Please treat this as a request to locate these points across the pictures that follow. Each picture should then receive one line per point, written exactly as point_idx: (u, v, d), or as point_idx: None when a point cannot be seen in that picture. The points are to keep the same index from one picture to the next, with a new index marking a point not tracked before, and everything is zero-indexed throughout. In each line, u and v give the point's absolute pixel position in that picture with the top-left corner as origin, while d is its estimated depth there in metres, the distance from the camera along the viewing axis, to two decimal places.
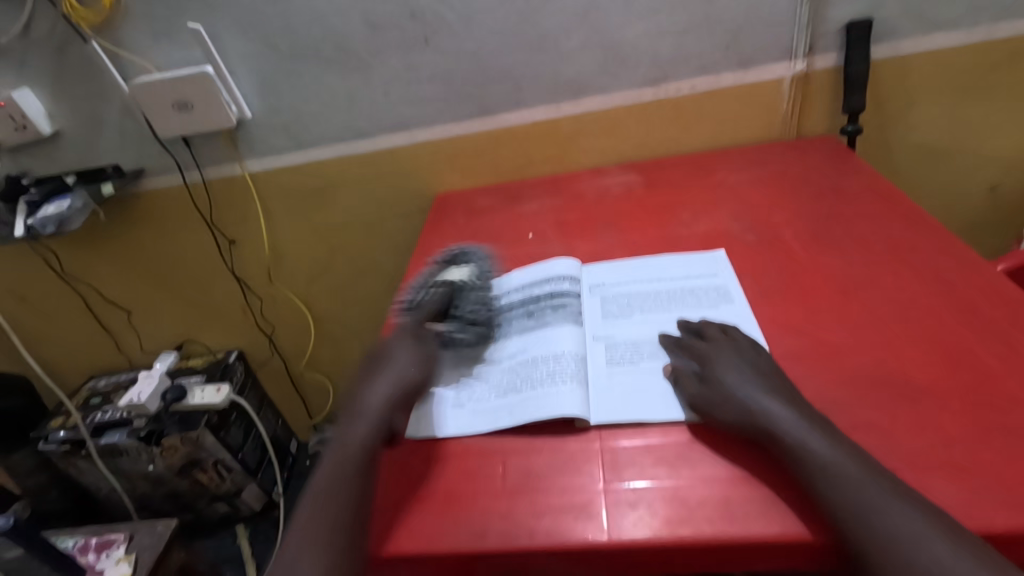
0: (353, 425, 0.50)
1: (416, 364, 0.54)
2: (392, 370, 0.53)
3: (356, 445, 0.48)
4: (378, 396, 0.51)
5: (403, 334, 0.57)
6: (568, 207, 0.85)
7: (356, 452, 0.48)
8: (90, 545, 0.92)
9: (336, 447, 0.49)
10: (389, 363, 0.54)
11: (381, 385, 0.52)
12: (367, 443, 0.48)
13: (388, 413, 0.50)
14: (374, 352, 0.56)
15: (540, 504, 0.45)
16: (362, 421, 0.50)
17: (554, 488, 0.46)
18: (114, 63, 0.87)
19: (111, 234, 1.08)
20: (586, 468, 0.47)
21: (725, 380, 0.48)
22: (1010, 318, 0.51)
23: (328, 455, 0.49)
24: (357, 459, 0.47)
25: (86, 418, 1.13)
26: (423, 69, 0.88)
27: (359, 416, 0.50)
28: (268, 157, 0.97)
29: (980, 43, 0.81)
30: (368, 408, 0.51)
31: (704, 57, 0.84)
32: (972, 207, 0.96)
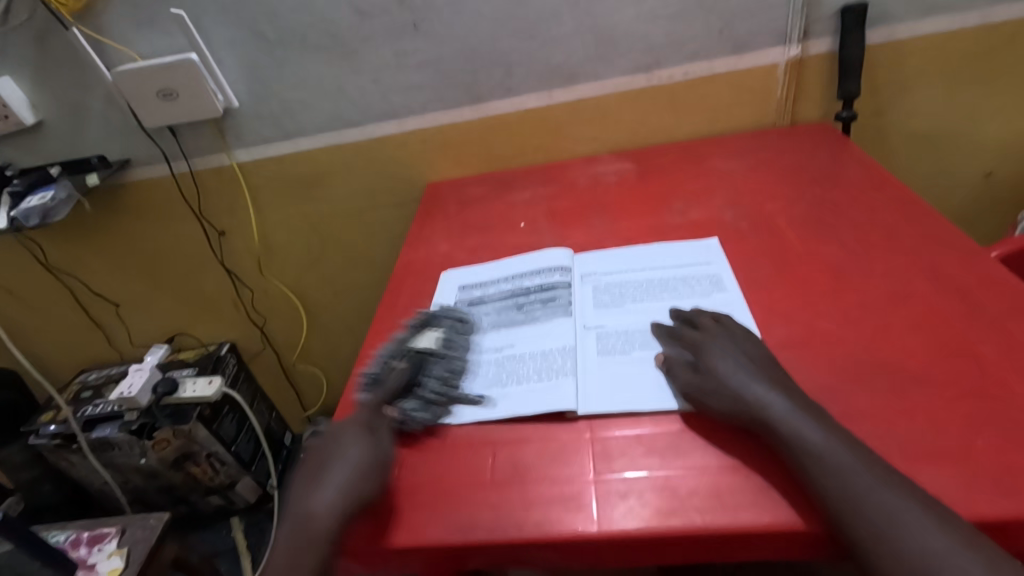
0: (314, 493, 0.45)
1: (371, 451, 0.47)
2: (350, 450, 0.47)
3: (321, 524, 0.43)
4: (342, 470, 0.45)
5: (357, 420, 0.50)
6: (561, 196, 0.84)
7: (325, 531, 0.43)
8: (82, 539, 0.91)
9: (295, 513, 0.44)
10: (347, 443, 0.47)
11: (345, 456, 0.46)
12: (333, 520, 0.43)
13: (355, 491, 0.44)
14: (329, 434, 0.49)
15: (529, 495, 0.44)
16: (323, 493, 0.44)
17: (543, 479, 0.45)
18: (96, 50, 0.86)
19: (98, 226, 1.06)
20: (576, 458, 0.46)
21: (718, 370, 0.47)
22: (1004, 305, 0.50)
23: (288, 525, 0.44)
24: (325, 539, 0.42)
25: (77, 412, 1.12)
26: (412, 56, 0.86)
27: (316, 492, 0.44)
28: (256, 147, 0.96)
29: (977, 27, 0.80)
30: (326, 485, 0.45)
31: (698, 43, 0.83)
32: (966, 194, 0.95)
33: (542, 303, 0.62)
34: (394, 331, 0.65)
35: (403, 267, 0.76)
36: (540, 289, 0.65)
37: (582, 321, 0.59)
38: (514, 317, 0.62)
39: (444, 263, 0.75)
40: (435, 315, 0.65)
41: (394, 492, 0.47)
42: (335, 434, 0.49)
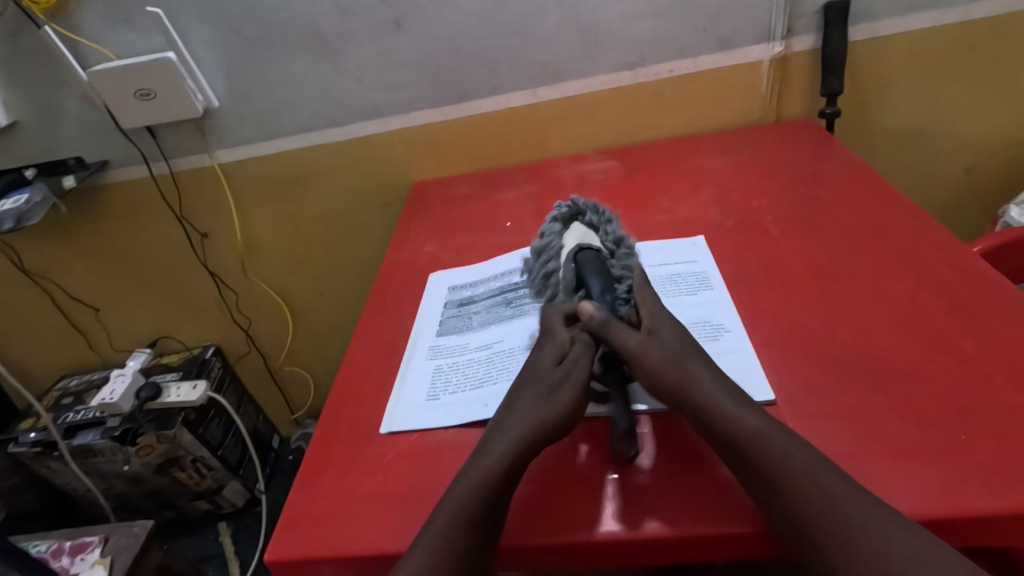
0: (478, 464, 0.43)
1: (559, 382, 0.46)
2: (531, 393, 0.47)
3: (478, 491, 0.42)
4: (511, 434, 0.44)
5: (544, 370, 0.48)
6: (547, 194, 0.84)
7: (482, 497, 0.41)
8: (64, 549, 0.90)
9: (455, 484, 0.43)
10: (530, 383, 0.47)
11: (516, 412, 0.46)
12: (494, 487, 0.42)
13: (521, 452, 0.43)
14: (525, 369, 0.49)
15: (523, 496, 0.44)
16: (486, 461, 0.43)
17: (534, 479, 0.45)
18: (70, 49, 0.84)
19: (77, 229, 1.04)
20: (567, 460, 0.46)
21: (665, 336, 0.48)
22: (985, 300, 0.51)
23: (461, 482, 0.43)
24: (474, 509, 0.41)
25: (57, 419, 1.10)
26: (395, 55, 0.85)
27: (494, 445, 0.44)
28: (238, 147, 0.94)
29: (957, 23, 0.81)
30: (500, 445, 0.44)
31: (682, 40, 0.83)
32: (949, 189, 0.96)
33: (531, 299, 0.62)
34: (379, 333, 0.64)
35: (388, 268, 0.76)
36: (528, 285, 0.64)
37: None
38: (503, 315, 0.61)
39: (430, 264, 0.74)
40: (424, 316, 0.64)
41: (381, 496, 0.46)
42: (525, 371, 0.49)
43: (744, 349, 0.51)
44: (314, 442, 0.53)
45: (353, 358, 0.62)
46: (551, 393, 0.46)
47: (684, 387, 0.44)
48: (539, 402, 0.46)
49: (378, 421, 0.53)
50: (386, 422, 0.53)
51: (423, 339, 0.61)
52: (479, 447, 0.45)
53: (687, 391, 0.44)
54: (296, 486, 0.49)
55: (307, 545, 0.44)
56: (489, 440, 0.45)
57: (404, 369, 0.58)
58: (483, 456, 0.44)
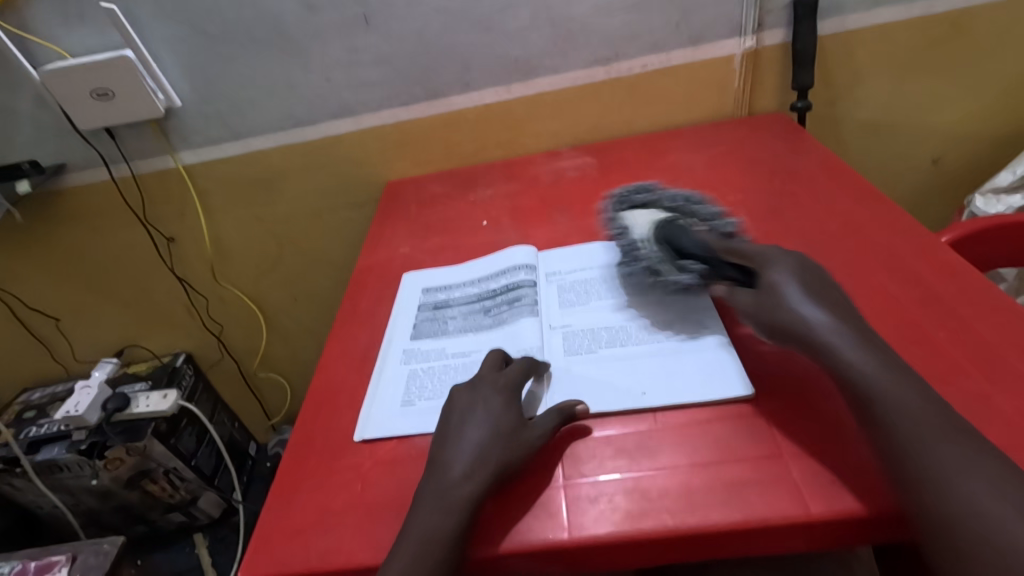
0: (428, 508, 0.41)
1: (495, 418, 0.46)
2: (469, 431, 0.45)
3: (436, 534, 0.40)
4: (458, 473, 0.43)
5: (496, 386, 0.48)
6: (524, 191, 0.83)
7: (440, 544, 0.39)
8: (29, 570, 0.86)
9: (407, 529, 0.41)
10: (466, 422, 0.46)
11: (455, 450, 0.44)
12: (452, 529, 0.40)
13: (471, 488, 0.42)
14: (449, 407, 0.48)
15: (500, 511, 0.43)
16: (439, 503, 0.41)
17: (512, 490, 0.44)
18: (20, 48, 0.80)
19: (34, 235, 1.00)
20: (543, 469, 0.45)
21: (777, 284, 0.47)
22: (957, 290, 0.52)
23: (426, 498, 0.42)
24: (437, 552, 0.39)
25: (19, 434, 1.06)
26: (365, 51, 0.83)
27: (452, 459, 0.44)
28: (203, 148, 0.91)
29: (922, 17, 0.82)
30: (450, 487, 0.42)
31: (655, 35, 0.83)
32: (917, 180, 0.98)
33: (508, 302, 0.61)
34: (354, 338, 0.63)
35: (362, 270, 0.74)
36: (506, 287, 0.63)
37: (548, 321, 0.58)
38: (481, 319, 0.60)
39: (405, 265, 0.73)
40: (397, 319, 0.63)
41: (360, 506, 0.45)
42: (450, 409, 0.48)
43: (721, 344, 0.51)
44: (288, 453, 0.52)
45: (327, 364, 0.60)
46: (505, 410, 0.46)
47: (776, 312, 0.46)
48: (495, 416, 0.46)
49: (352, 429, 0.52)
50: (359, 429, 0.51)
51: (396, 343, 0.60)
52: (434, 463, 0.45)
53: (781, 313, 0.46)
54: (269, 499, 0.48)
55: (284, 562, 0.43)
56: (444, 456, 0.44)
57: (378, 374, 0.57)
58: (442, 470, 0.43)
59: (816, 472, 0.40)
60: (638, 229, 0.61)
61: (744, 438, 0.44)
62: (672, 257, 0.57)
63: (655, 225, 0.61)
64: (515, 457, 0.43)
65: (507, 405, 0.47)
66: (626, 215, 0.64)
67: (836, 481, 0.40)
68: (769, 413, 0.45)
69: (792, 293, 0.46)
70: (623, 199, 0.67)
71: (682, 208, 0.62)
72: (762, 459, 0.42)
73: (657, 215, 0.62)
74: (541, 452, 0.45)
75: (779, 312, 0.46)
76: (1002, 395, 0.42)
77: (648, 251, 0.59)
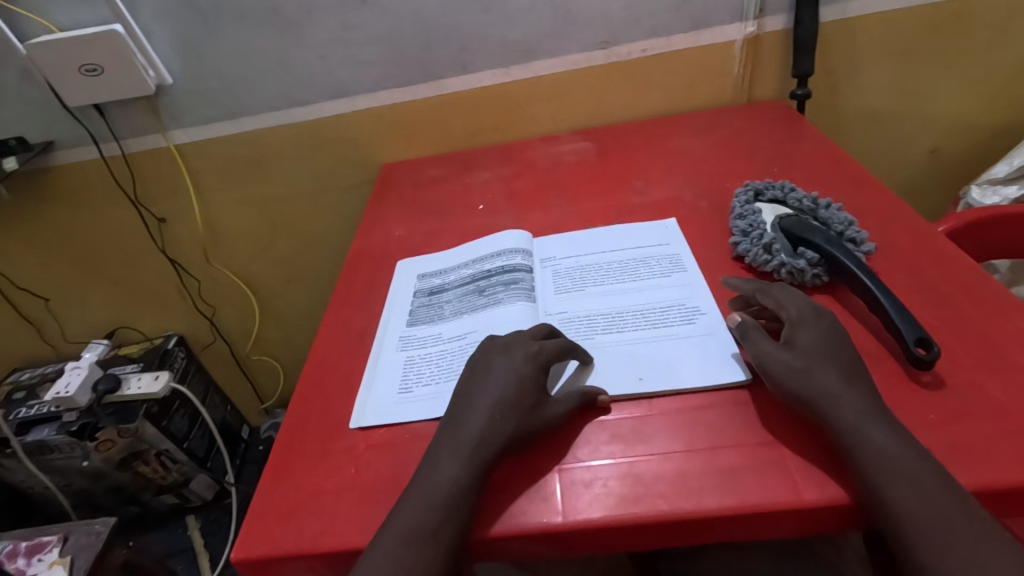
0: (442, 460, 0.43)
1: (522, 378, 0.46)
2: (492, 388, 0.46)
3: (447, 484, 0.41)
4: (473, 429, 0.44)
5: (525, 351, 0.48)
6: (522, 176, 0.82)
7: (449, 493, 0.41)
8: (20, 550, 0.85)
9: (419, 482, 0.42)
10: (492, 379, 0.47)
11: (476, 406, 0.45)
12: (462, 480, 0.41)
13: (484, 444, 0.43)
14: (478, 362, 0.49)
15: (510, 478, 0.43)
16: (452, 455, 0.43)
17: (521, 460, 0.45)
18: (6, 21, 0.78)
19: (22, 213, 0.98)
20: (555, 441, 0.46)
21: (812, 345, 0.44)
22: (953, 280, 0.52)
23: (444, 456, 0.43)
24: (446, 501, 0.40)
25: (9, 415, 1.05)
26: (361, 30, 0.82)
27: (469, 423, 0.44)
28: (196, 127, 0.90)
29: (924, 6, 0.81)
30: (464, 441, 0.43)
31: (656, 19, 0.82)
32: (915, 169, 0.98)
33: (504, 284, 0.61)
34: (349, 321, 0.62)
35: (357, 253, 0.73)
36: (501, 269, 0.63)
37: (544, 307, 0.58)
38: (477, 300, 0.60)
39: (400, 249, 0.72)
40: (392, 305, 0.63)
41: (353, 489, 0.45)
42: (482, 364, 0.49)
43: (719, 333, 0.51)
44: (282, 435, 0.51)
45: (321, 347, 0.60)
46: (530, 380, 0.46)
47: (802, 372, 0.42)
48: (518, 386, 0.46)
49: (347, 414, 0.51)
50: (355, 416, 0.51)
51: (392, 329, 0.59)
52: (452, 423, 0.45)
53: (805, 375, 0.42)
54: (262, 481, 0.48)
55: (277, 543, 0.42)
56: (460, 419, 0.45)
57: (373, 361, 0.56)
58: (460, 434, 0.44)
59: (811, 460, 0.41)
60: (765, 220, 0.59)
61: (741, 426, 0.44)
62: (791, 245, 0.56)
63: (784, 218, 0.59)
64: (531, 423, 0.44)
65: (535, 372, 0.47)
66: (755, 207, 0.62)
67: (830, 469, 0.40)
68: (766, 399, 0.45)
69: (820, 356, 0.43)
70: (755, 190, 0.64)
71: (815, 209, 0.60)
72: (756, 444, 0.42)
73: (787, 212, 0.61)
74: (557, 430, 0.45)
75: (807, 378, 0.42)
76: (996, 385, 0.42)
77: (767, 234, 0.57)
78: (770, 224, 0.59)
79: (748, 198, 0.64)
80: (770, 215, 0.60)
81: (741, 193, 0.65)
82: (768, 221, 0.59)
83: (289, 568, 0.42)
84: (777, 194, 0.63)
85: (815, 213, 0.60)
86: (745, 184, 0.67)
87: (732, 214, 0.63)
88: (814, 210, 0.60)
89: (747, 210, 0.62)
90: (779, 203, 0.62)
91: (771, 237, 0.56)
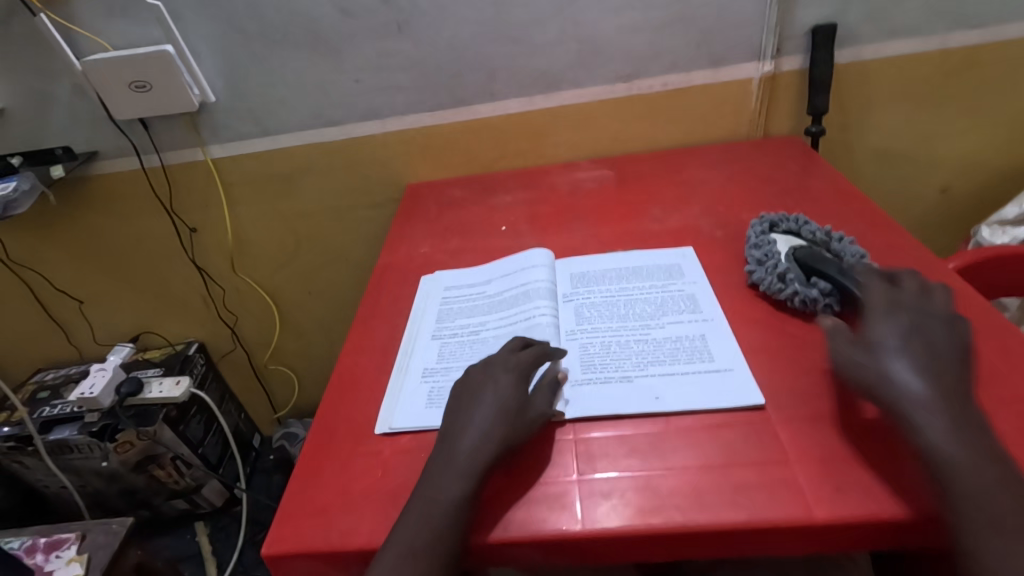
0: (443, 470, 0.45)
1: (506, 393, 0.49)
2: (484, 403, 0.48)
3: (446, 490, 0.43)
4: (469, 439, 0.46)
5: (507, 368, 0.51)
6: (542, 200, 0.85)
7: (450, 499, 0.43)
8: (38, 546, 0.87)
9: (429, 489, 0.44)
10: (479, 394, 0.49)
11: (475, 419, 0.47)
12: (466, 487, 0.43)
13: (480, 453, 0.45)
14: (466, 380, 0.51)
15: (509, 487, 0.46)
16: (452, 465, 0.45)
17: (514, 469, 0.47)
18: (65, 38, 0.83)
19: (61, 218, 1.02)
20: (545, 447, 0.48)
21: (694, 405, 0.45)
22: (962, 315, 0.53)
23: (443, 465, 0.45)
24: (447, 509, 0.42)
25: (33, 413, 1.08)
26: (395, 57, 0.86)
27: (464, 432, 0.47)
28: (232, 143, 0.94)
29: (936, 51, 0.85)
30: (461, 451, 0.45)
31: (676, 55, 0.85)
32: (924, 208, 1.01)
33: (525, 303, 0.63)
34: (375, 333, 0.65)
35: (383, 268, 0.76)
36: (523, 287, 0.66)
37: (566, 326, 0.60)
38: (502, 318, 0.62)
39: (425, 265, 0.75)
40: (417, 318, 0.65)
41: (380, 491, 0.47)
42: (467, 385, 0.51)
43: (737, 365, 0.52)
44: (310, 439, 0.53)
45: (348, 356, 0.62)
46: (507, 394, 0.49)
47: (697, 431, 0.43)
48: (503, 399, 0.48)
49: (374, 421, 0.54)
50: (382, 422, 0.53)
51: (418, 340, 0.62)
52: (449, 436, 0.47)
53: None
54: (290, 483, 0.49)
55: (305, 539, 0.44)
56: (458, 431, 0.47)
57: (399, 371, 0.58)
58: (455, 443, 0.46)
59: (820, 479, 0.42)
60: (779, 251, 0.62)
61: (752, 446, 0.45)
62: (804, 275, 0.58)
63: (797, 250, 0.61)
64: (520, 431, 0.47)
65: (518, 384, 0.50)
66: (770, 238, 0.64)
67: (840, 489, 0.41)
68: (778, 421, 0.47)
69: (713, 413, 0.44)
70: (770, 222, 0.67)
71: (826, 242, 0.62)
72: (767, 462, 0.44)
73: (801, 243, 0.63)
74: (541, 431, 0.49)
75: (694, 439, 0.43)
76: (1001, 417, 0.44)
77: (782, 264, 0.59)
78: (784, 254, 0.61)
79: (763, 229, 0.66)
80: (785, 247, 0.62)
81: (757, 223, 0.67)
82: (782, 251, 0.61)
83: (313, 565, 0.44)
84: (792, 226, 0.65)
85: (826, 246, 0.62)
86: (760, 215, 0.70)
87: (747, 243, 0.65)
88: (830, 243, 0.62)
89: (763, 240, 0.64)
90: (794, 234, 0.64)
91: (785, 266, 0.58)
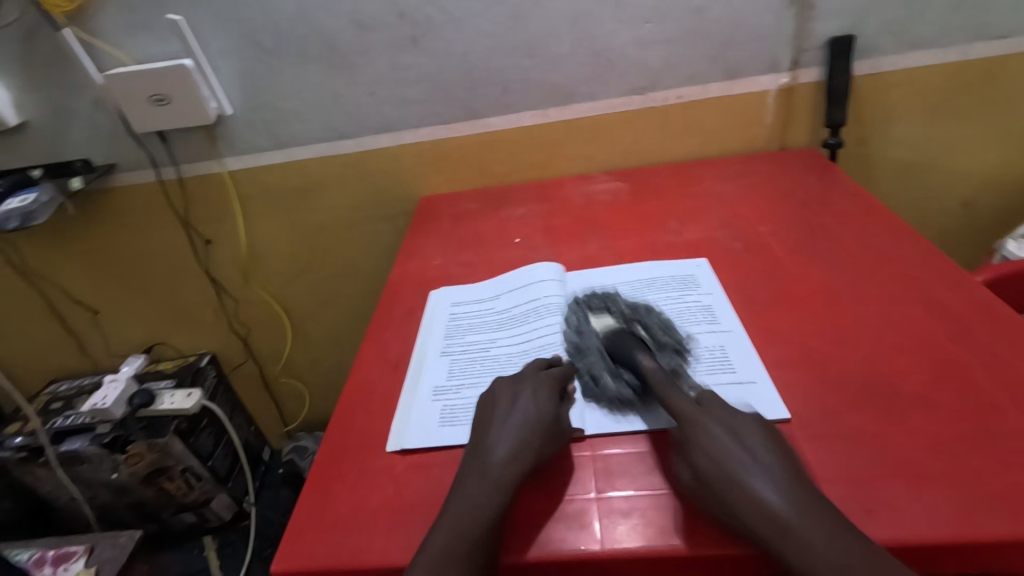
0: (472, 482, 0.43)
1: (539, 406, 0.48)
2: (513, 416, 0.47)
3: (477, 504, 0.42)
4: (501, 449, 0.45)
5: (537, 383, 0.50)
6: (558, 213, 0.84)
7: (480, 517, 0.41)
8: (46, 559, 0.87)
9: (455, 501, 0.42)
10: (507, 405, 0.48)
11: (504, 429, 0.46)
12: (496, 502, 0.42)
13: (511, 464, 0.44)
14: (491, 395, 0.50)
15: (533, 503, 0.44)
16: (481, 476, 0.44)
17: (535, 488, 0.46)
18: (86, 53, 0.84)
19: (79, 230, 1.03)
20: (569, 464, 0.47)
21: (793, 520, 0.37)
22: (994, 329, 0.52)
23: (472, 477, 0.44)
24: (479, 524, 0.41)
25: (46, 424, 1.08)
26: (411, 70, 0.87)
27: (496, 442, 0.46)
28: (248, 155, 0.95)
29: (957, 63, 0.83)
30: (489, 466, 0.44)
31: (692, 68, 0.85)
32: (946, 221, 0.99)
33: (539, 315, 0.62)
34: (388, 345, 0.64)
35: (396, 280, 0.76)
36: (535, 301, 0.65)
37: None
38: (517, 332, 0.61)
39: (438, 277, 0.75)
40: (427, 333, 0.64)
41: (391, 507, 0.46)
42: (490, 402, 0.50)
43: (759, 378, 0.51)
44: (321, 454, 0.52)
45: (360, 368, 0.62)
46: (541, 408, 0.48)
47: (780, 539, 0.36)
48: (537, 410, 0.47)
49: (385, 438, 0.52)
50: (394, 440, 0.51)
51: (429, 355, 0.61)
52: (475, 447, 0.46)
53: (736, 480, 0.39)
54: (301, 497, 0.48)
55: (314, 555, 0.43)
56: (484, 441, 0.46)
57: (410, 387, 0.57)
58: (483, 454, 0.45)
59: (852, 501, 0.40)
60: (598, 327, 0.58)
61: None
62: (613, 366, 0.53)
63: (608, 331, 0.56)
64: (548, 447, 0.46)
65: (551, 396, 0.49)
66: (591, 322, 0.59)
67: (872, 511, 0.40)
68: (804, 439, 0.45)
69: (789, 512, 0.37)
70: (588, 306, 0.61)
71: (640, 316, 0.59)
72: None
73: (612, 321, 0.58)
74: (563, 447, 0.47)
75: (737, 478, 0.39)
76: None
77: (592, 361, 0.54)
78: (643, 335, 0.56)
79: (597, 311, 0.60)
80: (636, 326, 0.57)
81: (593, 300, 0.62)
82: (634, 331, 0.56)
83: None
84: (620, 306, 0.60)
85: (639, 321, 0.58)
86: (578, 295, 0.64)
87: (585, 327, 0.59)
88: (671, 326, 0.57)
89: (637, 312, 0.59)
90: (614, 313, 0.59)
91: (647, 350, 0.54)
